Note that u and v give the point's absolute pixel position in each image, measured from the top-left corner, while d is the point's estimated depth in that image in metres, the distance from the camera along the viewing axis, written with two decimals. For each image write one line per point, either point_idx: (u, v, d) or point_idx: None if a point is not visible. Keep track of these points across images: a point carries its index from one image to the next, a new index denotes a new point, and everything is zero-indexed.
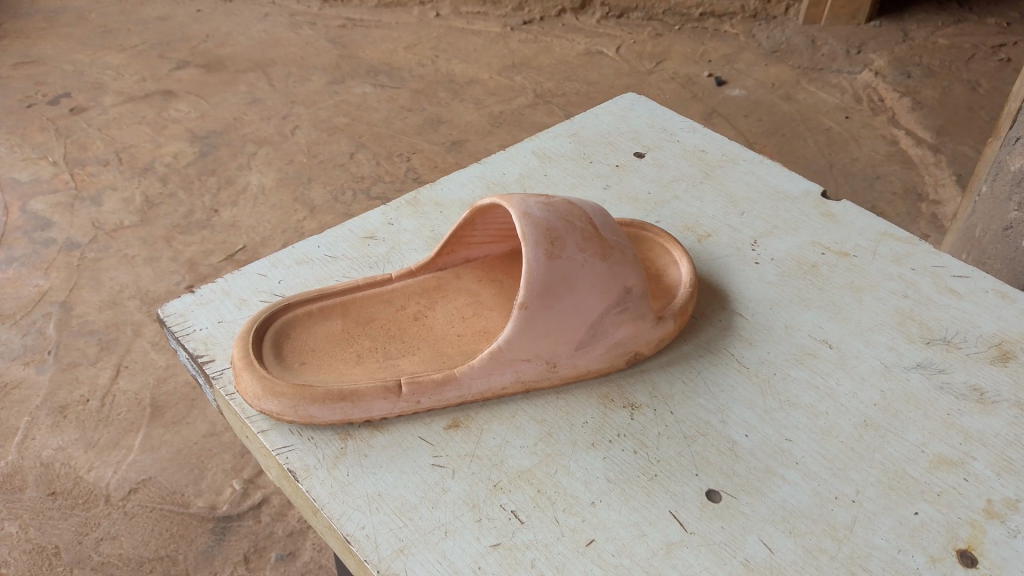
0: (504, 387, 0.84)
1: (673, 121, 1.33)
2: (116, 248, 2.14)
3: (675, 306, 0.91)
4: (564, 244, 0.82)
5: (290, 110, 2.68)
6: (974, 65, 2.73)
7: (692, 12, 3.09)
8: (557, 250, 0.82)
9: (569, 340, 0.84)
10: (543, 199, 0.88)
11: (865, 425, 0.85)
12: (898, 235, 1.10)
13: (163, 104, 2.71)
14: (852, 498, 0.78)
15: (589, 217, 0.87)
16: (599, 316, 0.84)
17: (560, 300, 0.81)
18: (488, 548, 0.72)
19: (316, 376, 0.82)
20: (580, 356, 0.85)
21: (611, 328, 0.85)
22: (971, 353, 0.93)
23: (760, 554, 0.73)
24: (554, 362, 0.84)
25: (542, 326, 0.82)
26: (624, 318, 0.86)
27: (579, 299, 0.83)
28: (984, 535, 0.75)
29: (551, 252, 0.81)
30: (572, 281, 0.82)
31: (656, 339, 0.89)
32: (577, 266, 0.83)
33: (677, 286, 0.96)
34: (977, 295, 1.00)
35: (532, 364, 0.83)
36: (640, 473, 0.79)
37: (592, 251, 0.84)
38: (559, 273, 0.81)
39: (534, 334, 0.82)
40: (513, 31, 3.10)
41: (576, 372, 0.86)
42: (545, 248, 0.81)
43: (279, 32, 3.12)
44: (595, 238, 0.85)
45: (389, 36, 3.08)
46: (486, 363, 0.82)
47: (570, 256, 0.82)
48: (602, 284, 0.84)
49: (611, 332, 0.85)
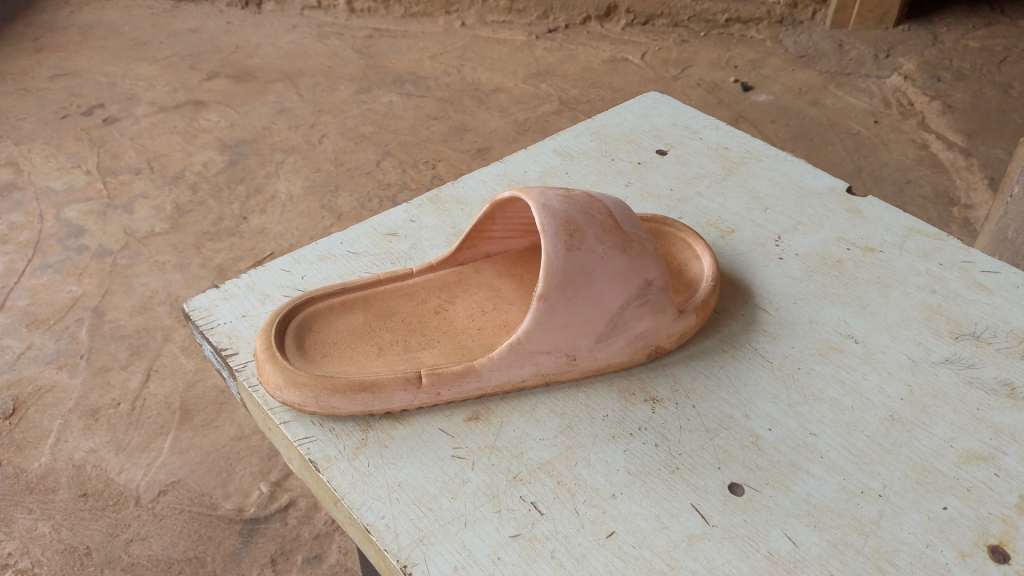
0: (524, 378, 0.84)
1: (696, 118, 1.33)
2: (147, 254, 2.18)
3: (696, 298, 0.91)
4: (584, 236, 0.82)
5: (317, 119, 2.71)
6: (1006, 67, 2.68)
7: (718, 18, 3.08)
8: (576, 241, 0.82)
9: (589, 333, 0.83)
10: (564, 192, 0.88)
11: (892, 419, 0.83)
12: (926, 230, 1.08)
13: (194, 114, 2.76)
14: (877, 493, 0.76)
15: (609, 211, 0.87)
16: (621, 309, 0.84)
17: (579, 291, 0.81)
18: (508, 539, 0.72)
19: (336, 367, 0.82)
20: (601, 348, 0.85)
21: (633, 320, 0.85)
22: (1001, 348, 0.91)
23: (784, 547, 0.72)
24: (574, 354, 0.84)
25: (563, 317, 0.81)
26: (647, 309, 0.85)
27: (598, 290, 0.82)
28: (1016, 531, 0.73)
29: (570, 244, 0.81)
30: (591, 273, 0.82)
31: (679, 331, 0.88)
32: (597, 258, 0.82)
33: (696, 281, 0.95)
34: (1007, 291, 0.99)
35: (551, 357, 0.83)
36: (662, 466, 0.78)
37: (612, 243, 0.84)
38: (579, 264, 0.81)
39: (553, 328, 0.81)
40: (538, 39, 3.12)
41: (596, 365, 0.86)
42: (565, 240, 0.81)
43: (308, 42, 3.16)
44: (615, 230, 0.85)
45: (415, 46, 3.12)
46: (507, 354, 0.81)
47: (590, 248, 0.82)
48: (623, 276, 0.83)
49: (630, 324, 0.85)
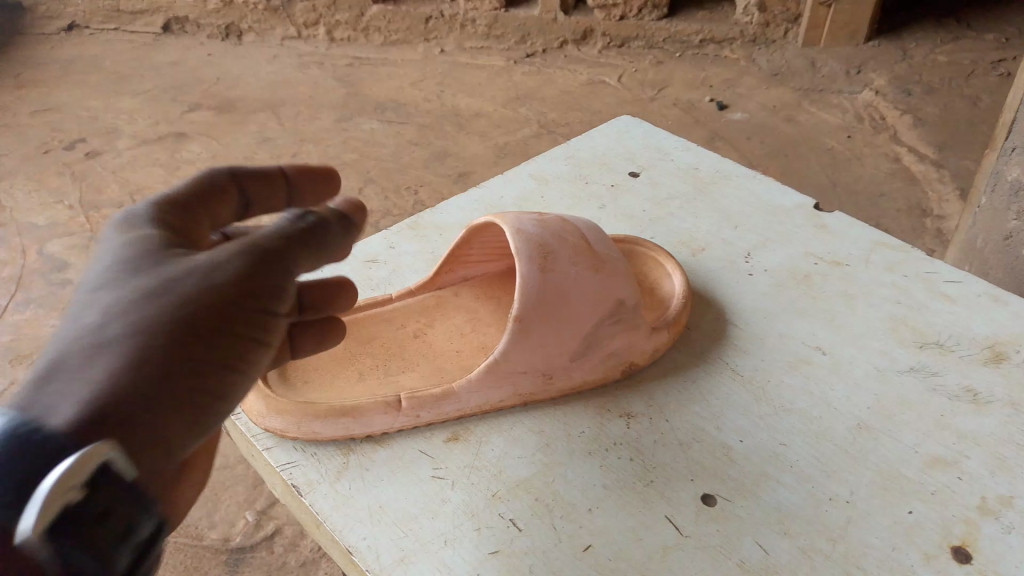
0: (501, 399, 0.86)
1: (668, 140, 1.37)
2: None
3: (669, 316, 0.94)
4: (556, 258, 0.85)
5: (299, 148, 2.74)
6: (974, 80, 2.75)
7: (693, 38, 3.14)
8: (549, 263, 0.84)
9: (565, 352, 0.85)
10: (537, 218, 0.91)
11: (859, 428, 0.86)
12: (891, 243, 1.11)
13: (176, 146, 2.78)
14: (845, 499, 0.79)
15: (582, 235, 0.91)
16: (595, 328, 0.86)
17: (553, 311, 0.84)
18: (488, 555, 0.74)
19: (317, 393, 0.84)
20: (577, 367, 0.87)
21: (607, 339, 0.87)
22: (964, 355, 0.94)
23: (755, 555, 0.74)
24: (550, 373, 0.86)
25: (538, 337, 0.84)
26: (621, 328, 0.88)
27: (571, 310, 0.85)
28: (979, 531, 0.76)
29: (542, 266, 0.84)
30: (564, 293, 0.84)
31: (652, 348, 0.91)
32: (569, 279, 0.85)
33: (668, 299, 0.98)
34: (970, 300, 1.02)
35: (528, 377, 0.85)
36: (636, 480, 0.80)
37: (585, 265, 0.87)
38: (551, 286, 0.84)
39: (529, 348, 0.84)
40: (517, 64, 3.17)
41: (573, 384, 0.88)
42: (537, 263, 0.84)
43: (288, 73, 3.20)
44: (587, 252, 0.88)
45: (396, 73, 3.16)
46: (485, 375, 0.84)
47: (562, 270, 0.85)
48: (594, 296, 0.86)
49: (605, 342, 0.87)
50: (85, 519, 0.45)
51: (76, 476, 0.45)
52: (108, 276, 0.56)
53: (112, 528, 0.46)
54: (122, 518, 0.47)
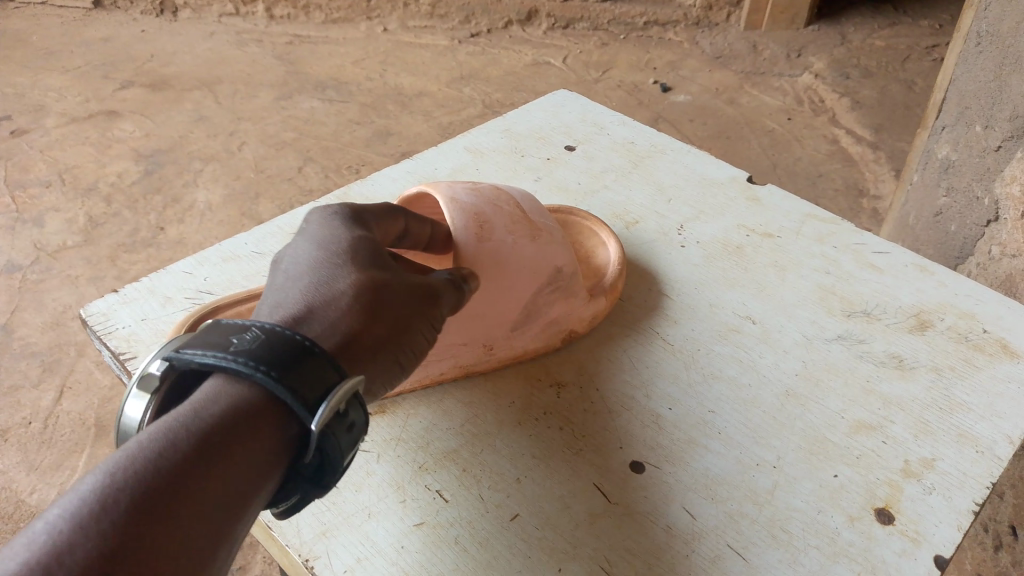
0: (441, 372, 0.84)
1: (604, 115, 1.36)
2: (59, 268, 2.12)
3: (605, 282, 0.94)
4: (493, 227, 0.82)
5: (237, 127, 2.67)
6: (909, 65, 2.80)
7: (637, 21, 3.14)
8: (487, 232, 0.81)
9: (505, 321, 0.84)
10: (470, 185, 0.88)
11: (787, 394, 0.86)
12: (822, 216, 1.12)
13: (108, 124, 2.68)
14: (772, 464, 0.79)
15: (516, 201, 0.89)
16: (535, 295, 0.85)
17: (492, 281, 0.81)
18: (411, 527, 0.72)
19: None
20: (516, 336, 0.86)
21: (546, 306, 0.86)
22: (891, 323, 0.95)
23: (682, 520, 0.73)
24: (490, 343, 0.84)
25: (482, 306, 0.82)
26: (560, 294, 0.87)
27: (511, 279, 0.83)
28: (901, 493, 0.77)
29: (480, 235, 0.81)
30: (503, 263, 0.82)
31: (590, 314, 0.90)
32: (508, 247, 0.83)
33: (605, 265, 0.97)
34: (897, 270, 1.03)
35: (468, 349, 0.83)
36: (565, 448, 0.79)
37: (523, 231, 0.85)
38: (490, 255, 0.81)
39: (472, 317, 0.81)
40: (461, 44, 3.13)
41: (512, 353, 0.87)
42: (475, 232, 0.81)
43: (225, 50, 3.11)
44: (524, 220, 0.87)
45: (337, 52, 3.09)
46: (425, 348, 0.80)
47: (500, 239, 0.82)
48: (533, 264, 0.84)
49: (544, 310, 0.86)
50: (342, 422, 0.56)
51: (341, 386, 0.56)
52: (327, 259, 0.65)
53: (348, 438, 0.57)
54: (354, 429, 0.57)
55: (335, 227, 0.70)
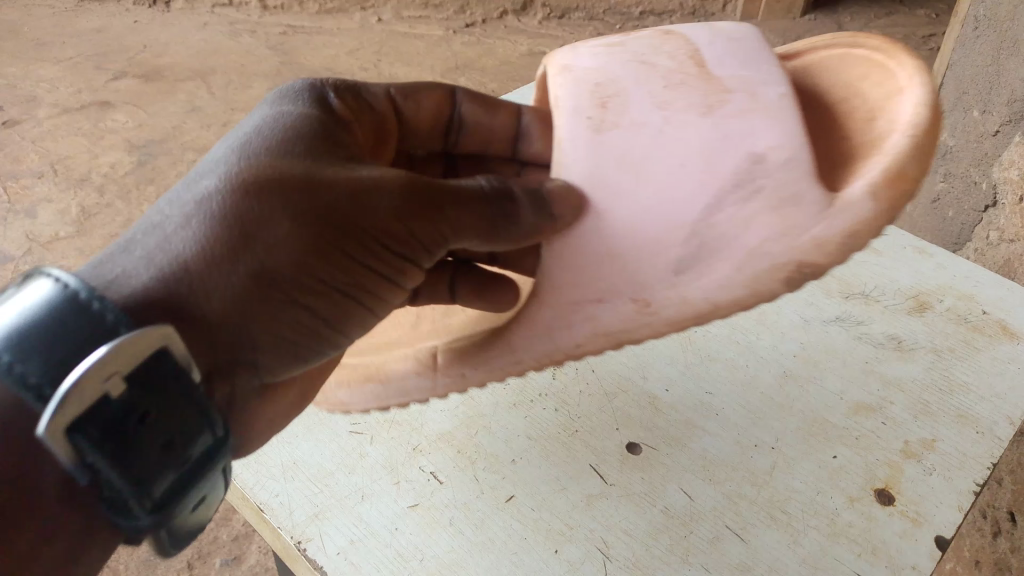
0: (579, 344, 0.62)
1: None
2: (52, 259, 2.11)
3: (867, 170, 0.57)
4: (624, 106, 0.59)
5: (230, 117, 2.65)
6: None
7: (632, 11, 3.12)
8: (610, 115, 0.59)
9: (658, 259, 0.59)
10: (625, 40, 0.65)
11: (785, 375, 0.86)
12: None
13: (100, 114, 2.66)
14: (771, 445, 0.78)
15: (696, 59, 0.61)
16: (702, 212, 0.57)
17: (613, 197, 0.59)
18: (406, 509, 0.71)
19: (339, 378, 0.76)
20: (684, 280, 0.58)
21: (729, 227, 0.57)
22: (890, 305, 0.94)
23: (680, 501, 0.73)
24: (645, 295, 0.59)
25: (604, 238, 0.60)
26: (757, 204, 0.57)
27: (651, 189, 0.58)
28: (901, 474, 0.75)
29: (598, 122, 0.59)
30: (638, 163, 0.58)
31: (836, 232, 0.55)
32: (647, 136, 0.58)
33: (887, 134, 0.58)
34: (896, 252, 1.02)
35: (608, 303, 0.61)
36: (561, 429, 0.79)
37: (682, 103, 0.59)
38: (615, 152, 0.59)
39: (593, 260, 0.60)
40: (456, 34, 3.11)
41: (690, 308, 0.58)
42: (590, 117, 0.59)
43: (219, 40, 3.09)
44: (693, 81, 0.60)
45: (331, 42, 3.07)
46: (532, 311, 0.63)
47: (631, 123, 0.59)
48: (684, 160, 0.58)
49: (729, 235, 0.57)
50: (116, 426, 0.43)
51: (109, 374, 0.42)
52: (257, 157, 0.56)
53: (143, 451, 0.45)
54: (153, 437, 0.45)
55: (308, 105, 0.63)
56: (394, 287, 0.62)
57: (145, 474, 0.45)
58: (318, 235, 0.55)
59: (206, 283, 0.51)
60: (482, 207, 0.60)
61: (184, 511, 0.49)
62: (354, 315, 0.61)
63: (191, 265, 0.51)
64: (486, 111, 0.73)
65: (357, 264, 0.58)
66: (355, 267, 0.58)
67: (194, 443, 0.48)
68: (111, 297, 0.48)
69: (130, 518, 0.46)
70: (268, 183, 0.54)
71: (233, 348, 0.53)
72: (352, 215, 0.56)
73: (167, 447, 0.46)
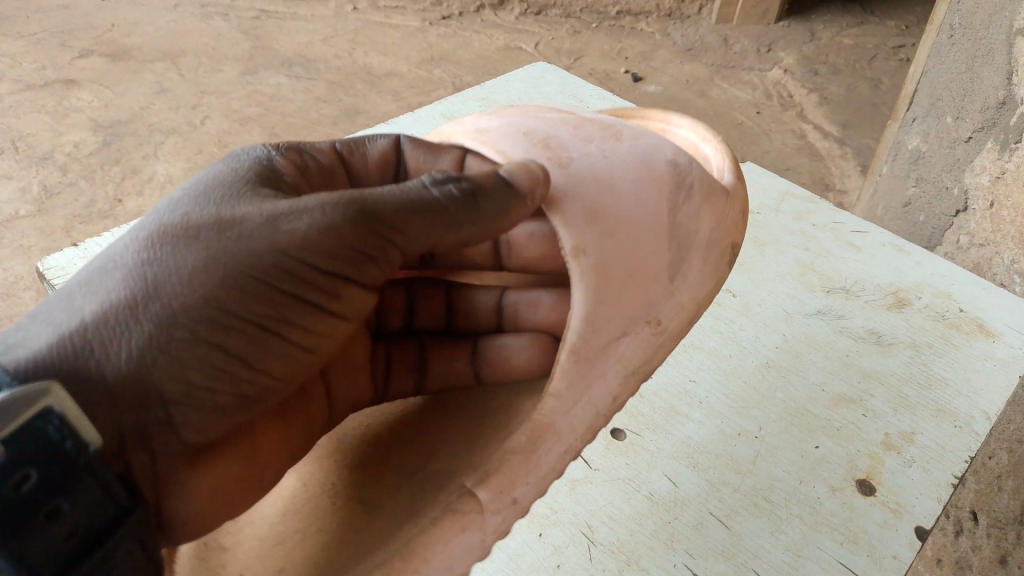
0: (614, 395, 0.57)
1: (583, 88, 1.33)
2: (10, 238, 2.04)
3: (717, 166, 0.68)
4: (562, 143, 0.60)
5: (199, 100, 2.59)
6: (876, 63, 2.83)
7: (609, 10, 3.12)
8: (559, 151, 0.59)
9: (658, 273, 0.58)
10: (493, 113, 0.67)
11: (767, 366, 0.86)
12: (801, 194, 1.12)
13: (64, 92, 2.59)
14: (754, 434, 0.79)
15: (567, 113, 0.66)
16: (671, 214, 0.58)
17: (611, 218, 0.56)
18: None
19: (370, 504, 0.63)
20: (676, 290, 0.59)
21: (692, 228, 0.60)
22: (869, 300, 0.95)
23: (664, 488, 0.75)
24: (655, 314, 0.58)
25: (621, 262, 0.55)
26: (697, 201, 0.60)
27: (632, 206, 0.57)
28: (882, 465, 0.75)
29: (557, 158, 0.58)
30: (612, 187, 0.57)
31: (740, 211, 0.64)
32: (603, 162, 0.59)
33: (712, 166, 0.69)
34: (875, 248, 1.02)
35: (632, 334, 0.57)
36: None
37: (596, 135, 0.61)
38: (590, 179, 0.57)
39: (615, 291, 0.55)
40: (432, 25, 3.08)
41: (683, 314, 0.59)
42: (547, 153, 0.58)
43: (189, 22, 3.03)
44: (591, 125, 0.63)
45: (305, 29, 3.03)
46: (572, 370, 0.55)
47: (582, 154, 0.59)
48: (640, 176, 0.59)
49: (693, 234, 0.60)
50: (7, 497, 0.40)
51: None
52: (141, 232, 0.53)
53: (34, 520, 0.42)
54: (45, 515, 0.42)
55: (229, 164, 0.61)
56: (327, 314, 0.57)
57: (35, 555, 0.41)
58: (223, 272, 0.52)
59: (104, 340, 0.49)
60: (422, 205, 0.54)
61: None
62: (277, 350, 0.56)
63: (93, 319, 0.49)
64: (430, 158, 0.66)
65: (285, 299, 0.54)
66: (273, 297, 0.54)
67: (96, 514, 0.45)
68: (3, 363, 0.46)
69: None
70: (172, 229, 0.53)
71: (145, 423, 0.51)
72: (271, 250, 0.52)
73: (50, 517, 0.42)
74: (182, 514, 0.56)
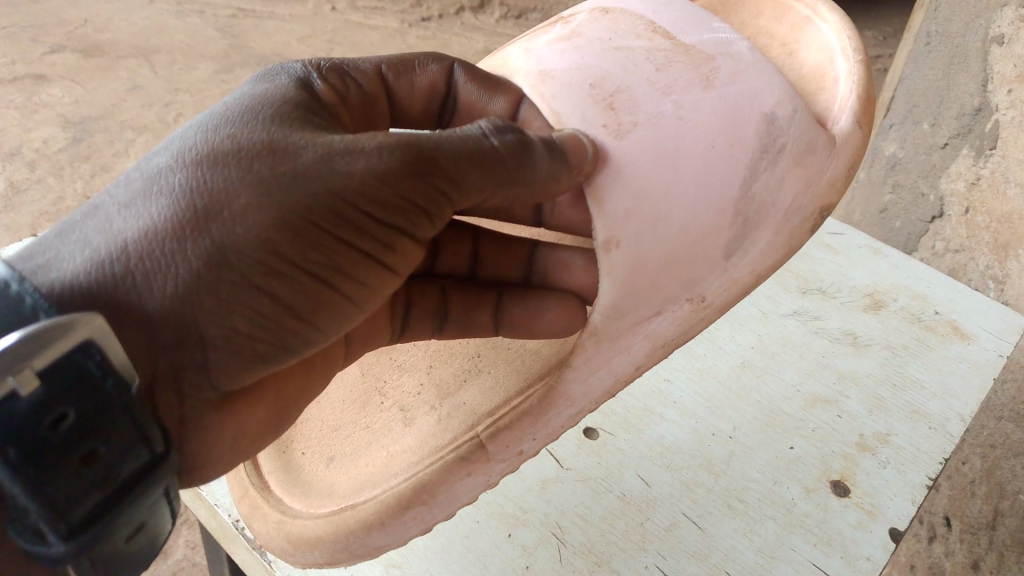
0: (637, 365, 0.61)
1: None
2: None
3: (836, 101, 0.62)
4: (632, 97, 0.57)
5: (173, 98, 2.55)
6: None
7: None
8: (625, 112, 0.57)
9: (709, 253, 0.58)
10: (568, 32, 0.63)
11: (742, 366, 0.85)
12: None
13: (34, 87, 2.55)
14: (728, 434, 0.78)
15: (656, 32, 0.61)
16: (742, 190, 0.57)
17: (658, 199, 0.56)
18: None
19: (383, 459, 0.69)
20: (731, 265, 0.59)
21: (769, 196, 0.58)
22: (846, 301, 0.94)
23: (636, 488, 0.74)
24: (699, 292, 0.59)
25: (663, 246, 0.57)
26: (785, 164, 0.58)
27: (691, 183, 0.56)
28: (857, 467, 0.74)
29: (618, 123, 0.57)
30: (673, 161, 0.56)
31: (844, 168, 0.60)
32: (672, 125, 0.56)
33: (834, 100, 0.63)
34: (851, 250, 1.02)
35: (667, 312, 0.59)
36: None
37: (681, 83, 0.58)
38: (650, 152, 0.56)
39: (651, 277, 0.57)
40: (411, 27, 3.06)
41: (737, 287, 0.60)
42: (609, 119, 0.57)
43: (165, 20, 2.99)
44: (675, 60, 0.59)
45: (283, 28, 3.00)
46: (593, 348, 0.59)
47: (650, 116, 0.57)
48: (713, 141, 0.57)
49: (768, 201, 0.58)
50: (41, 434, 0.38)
51: (21, 369, 0.36)
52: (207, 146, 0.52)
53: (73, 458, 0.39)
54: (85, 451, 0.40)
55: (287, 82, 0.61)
56: (376, 265, 0.56)
57: (62, 497, 0.39)
58: (280, 208, 0.50)
59: (148, 271, 0.47)
60: (476, 150, 0.54)
61: (118, 535, 0.43)
62: (329, 302, 0.54)
63: (135, 242, 0.47)
64: (483, 96, 0.66)
65: (334, 241, 0.52)
66: (326, 243, 0.52)
67: (125, 461, 0.42)
68: (42, 281, 0.44)
69: (47, 543, 0.40)
70: (227, 156, 0.51)
71: (176, 357, 0.49)
72: (325, 184, 0.51)
73: (85, 460, 0.40)
74: (201, 455, 0.56)
